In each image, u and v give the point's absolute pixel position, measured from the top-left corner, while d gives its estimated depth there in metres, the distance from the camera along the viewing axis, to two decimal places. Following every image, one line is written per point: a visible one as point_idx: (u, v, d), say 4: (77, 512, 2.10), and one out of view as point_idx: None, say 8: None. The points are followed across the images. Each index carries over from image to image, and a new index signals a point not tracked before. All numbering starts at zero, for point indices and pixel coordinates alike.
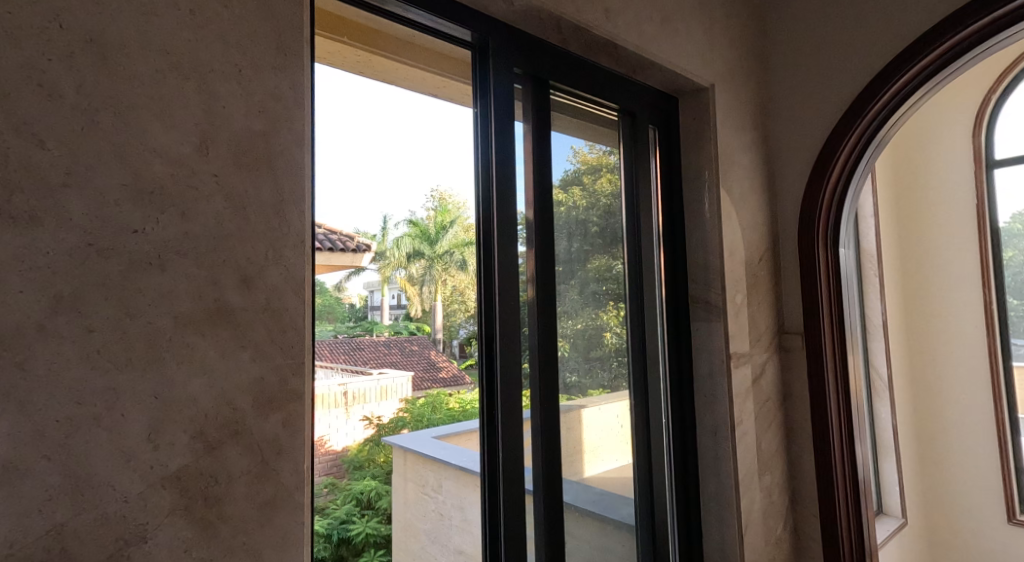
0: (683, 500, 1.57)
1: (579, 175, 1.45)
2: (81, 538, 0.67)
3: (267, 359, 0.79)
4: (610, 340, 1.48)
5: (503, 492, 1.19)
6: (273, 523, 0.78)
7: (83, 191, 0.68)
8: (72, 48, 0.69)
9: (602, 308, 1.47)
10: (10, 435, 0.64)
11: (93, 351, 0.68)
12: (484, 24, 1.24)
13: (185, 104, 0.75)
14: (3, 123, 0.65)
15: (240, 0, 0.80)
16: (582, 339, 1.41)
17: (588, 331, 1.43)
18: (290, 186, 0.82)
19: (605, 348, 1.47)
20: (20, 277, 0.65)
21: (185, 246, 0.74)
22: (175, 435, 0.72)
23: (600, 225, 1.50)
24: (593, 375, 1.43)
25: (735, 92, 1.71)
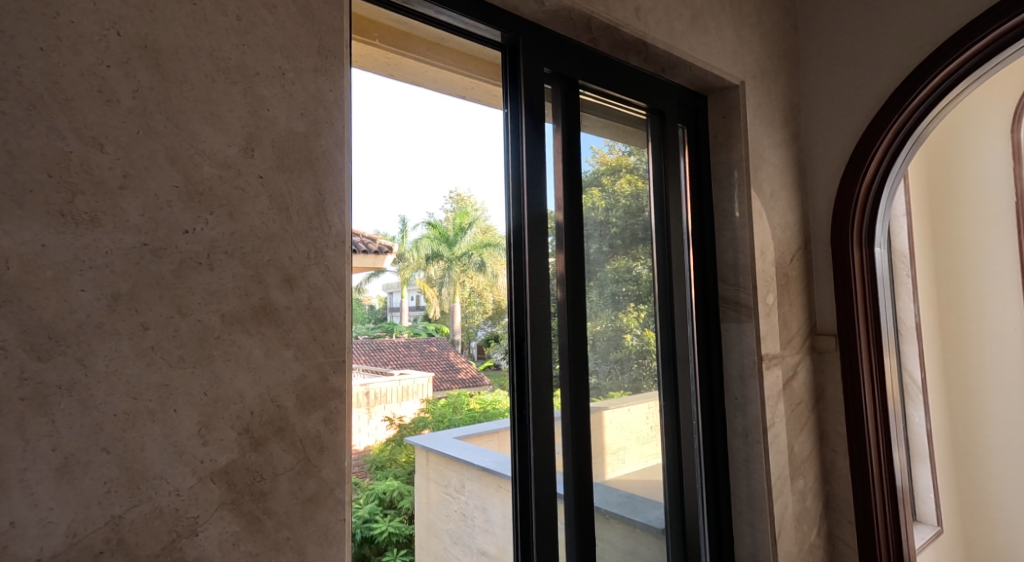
0: (713, 501, 1.56)
1: (598, 176, 1.44)
2: (137, 530, 0.69)
3: (310, 357, 0.80)
4: (630, 342, 1.46)
5: (533, 493, 1.19)
6: (315, 520, 0.80)
7: (139, 193, 0.70)
8: (129, 55, 0.71)
9: (622, 310, 1.45)
10: (72, 429, 0.66)
11: (148, 348, 0.70)
12: (514, 24, 1.24)
13: (232, 107, 0.77)
14: (65, 126, 0.67)
15: (284, 5, 0.82)
16: (602, 340, 1.40)
17: (608, 333, 1.42)
18: (331, 187, 0.83)
19: (626, 350, 1.45)
20: (82, 277, 0.67)
21: (231, 246, 0.75)
22: (223, 432, 0.74)
23: (619, 226, 1.47)
24: (614, 377, 1.41)
25: (766, 89, 1.69)
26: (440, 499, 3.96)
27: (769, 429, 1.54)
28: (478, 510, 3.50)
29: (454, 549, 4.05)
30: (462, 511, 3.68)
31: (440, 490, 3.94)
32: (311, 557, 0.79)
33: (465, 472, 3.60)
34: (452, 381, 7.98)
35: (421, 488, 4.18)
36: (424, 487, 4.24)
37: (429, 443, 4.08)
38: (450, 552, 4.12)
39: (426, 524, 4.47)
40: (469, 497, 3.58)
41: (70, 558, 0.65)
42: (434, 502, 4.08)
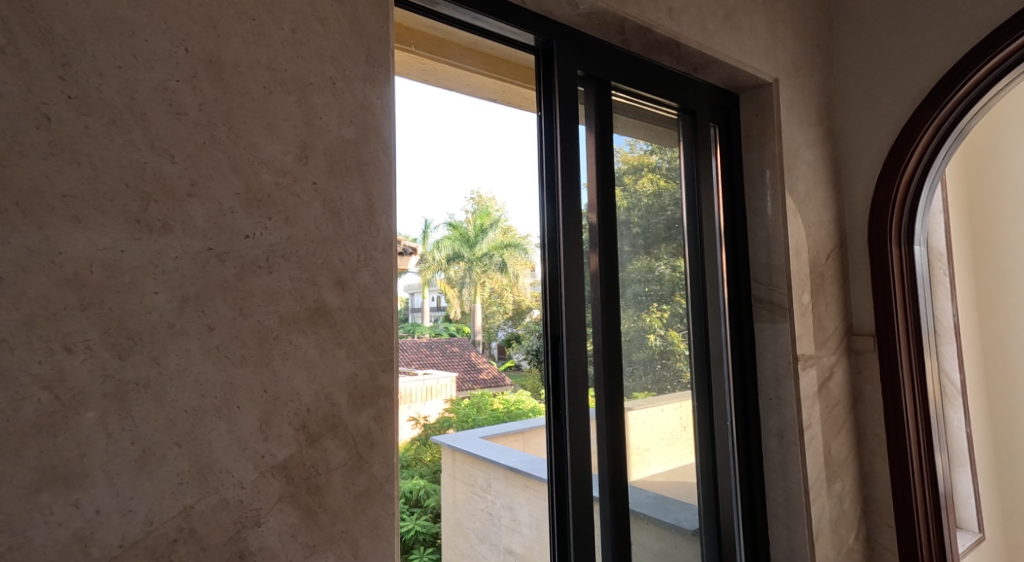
0: (748, 500, 1.55)
1: (620, 175, 1.41)
2: (206, 520, 0.72)
3: (360, 357, 0.83)
4: (655, 342, 1.44)
5: (571, 493, 1.20)
6: (366, 514, 0.82)
7: (205, 200, 0.74)
8: (195, 70, 0.74)
9: (646, 311, 1.43)
10: (148, 423, 0.69)
11: (214, 348, 0.73)
12: (549, 28, 1.26)
13: (288, 116, 0.80)
14: (140, 138, 0.71)
15: (334, 17, 0.85)
16: (626, 341, 1.38)
17: (632, 333, 1.40)
18: (379, 192, 0.86)
19: (651, 350, 1.43)
20: (155, 280, 0.71)
21: (288, 250, 0.79)
22: (282, 428, 0.77)
23: (642, 224, 1.45)
24: (637, 378, 1.39)
25: (801, 86, 1.68)
26: (467, 498, 4.02)
27: (806, 430, 1.53)
28: (507, 509, 3.53)
29: (481, 547, 4.11)
30: (489, 510, 3.72)
31: (467, 489, 4.00)
32: (363, 550, 0.82)
33: (492, 472, 3.61)
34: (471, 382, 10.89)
35: (448, 487, 4.25)
36: (452, 486, 4.31)
37: (455, 442, 4.14)
38: (477, 550, 4.18)
39: (453, 524, 4.57)
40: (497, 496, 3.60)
41: (146, 547, 0.69)
42: (461, 501, 4.14)
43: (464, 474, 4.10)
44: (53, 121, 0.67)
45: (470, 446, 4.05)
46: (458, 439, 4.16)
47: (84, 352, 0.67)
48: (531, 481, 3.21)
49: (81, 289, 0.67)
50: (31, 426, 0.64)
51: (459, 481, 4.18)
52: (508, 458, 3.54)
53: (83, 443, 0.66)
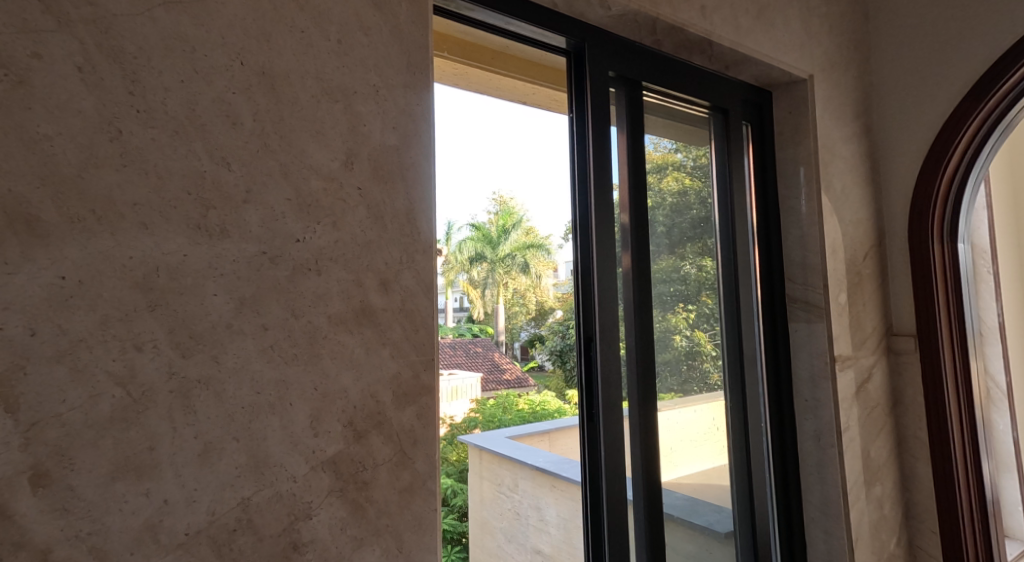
0: (784, 500, 1.54)
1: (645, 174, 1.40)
2: (263, 511, 0.75)
3: (404, 356, 0.86)
4: (680, 343, 1.43)
5: (605, 493, 1.21)
6: (410, 509, 0.85)
7: (260, 206, 0.77)
8: (249, 82, 0.78)
9: (671, 311, 1.42)
10: (209, 418, 0.73)
11: (268, 347, 0.77)
12: (580, 30, 1.28)
13: (334, 123, 0.83)
14: (200, 148, 0.74)
15: (377, 27, 0.88)
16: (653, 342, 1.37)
17: (658, 333, 1.39)
18: (420, 195, 0.89)
19: (676, 351, 1.42)
20: (215, 283, 0.74)
21: (336, 253, 0.82)
22: (331, 424, 0.80)
23: (665, 224, 1.44)
24: (663, 379, 1.38)
25: (837, 83, 1.66)
26: (494, 497, 4.05)
27: (844, 431, 1.52)
28: (533, 509, 3.55)
29: (508, 547, 4.13)
30: (516, 510, 3.73)
31: (494, 488, 4.03)
32: (408, 543, 0.85)
33: (518, 471, 3.62)
34: (496, 381, 12.35)
35: (475, 487, 4.28)
36: (479, 485, 4.34)
37: (481, 442, 4.16)
38: (504, 550, 4.20)
39: (481, 524, 4.62)
40: (523, 496, 3.64)
41: (208, 535, 0.72)
42: (488, 500, 4.18)
43: (489, 473, 4.16)
44: (124, 134, 0.71)
45: (495, 445, 4.10)
46: (484, 439, 4.19)
47: (152, 351, 0.70)
48: (559, 481, 3.22)
49: (149, 291, 0.71)
50: (106, 420, 0.68)
51: (486, 480, 4.21)
52: (535, 459, 3.56)
53: (151, 437, 0.70)
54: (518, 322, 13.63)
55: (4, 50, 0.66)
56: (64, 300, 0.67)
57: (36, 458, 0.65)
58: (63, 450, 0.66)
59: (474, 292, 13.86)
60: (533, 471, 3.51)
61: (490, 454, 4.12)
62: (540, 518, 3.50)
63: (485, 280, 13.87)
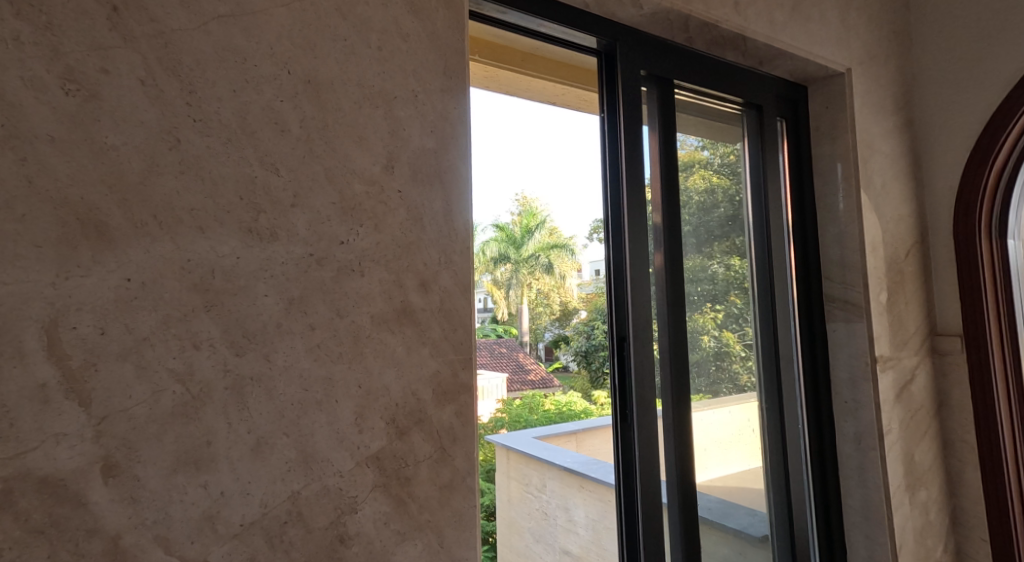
0: (823, 501, 1.52)
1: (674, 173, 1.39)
2: (311, 505, 0.78)
3: (443, 355, 0.88)
4: (708, 344, 1.41)
5: (639, 493, 1.21)
6: (450, 505, 0.87)
7: (307, 209, 0.80)
8: (296, 90, 0.81)
9: (699, 312, 1.40)
10: (262, 414, 0.76)
11: (315, 346, 0.79)
12: (612, 30, 1.28)
13: (375, 128, 0.86)
14: (251, 154, 0.77)
15: (415, 33, 0.90)
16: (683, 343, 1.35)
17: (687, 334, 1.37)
18: (458, 197, 0.91)
19: (704, 351, 1.40)
20: (266, 284, 0.77)
21: (378, 255, 0.84)
22: (374, 421, 0.83)
23: (692, 222, 1.42)
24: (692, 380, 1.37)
25: (876, 78, 1.63)
26: (522, 497, 4.07)
27: (885, 432, 1.49)
28: (560, 509, 3.56)
29: (537, 547, 4.14)
30: (544, 510, 3.74)
31: (522, 489, 4.05)
32: (448, 539, 0.86)
33: (546, 472, 3.63)
34: (522, 380, 12.28)
35: (503, 487, 4.29)
36: (507, 485, 4.36)
37: (509, 442, 4.18)
38: (533, 550, 4.22)
39: (509, 523, 4.65)
40: (550, 495, 3.65)
41: (261, 527, 0.75)
42: (516, 500, 4.21)
43: (517, 473, 4.18)
44: (182, 142, 0.74)
45: (521, 444, 4.12)
46: (512, 439, 4.21)
47: (208, 349, 0.73)
48: (587, 481, 3.23)
49: (205, 292, 0.74)
50: (168, 415, 0.71)
51: (514, 480, 4.23)
52: (563, 459, 3.56)
53: (209, 432, 0.73)
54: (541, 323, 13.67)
55: (76, 66, 0.70)
56: (129, 301, 0.70)
57: (105, 450, 0.68)
58: (129, 443, 0.69)
59: (502, 293, 13.98)
60: (562, 471, 3.53)
61: (517, 454, 4.14)
62: (568, 518, 3.50)
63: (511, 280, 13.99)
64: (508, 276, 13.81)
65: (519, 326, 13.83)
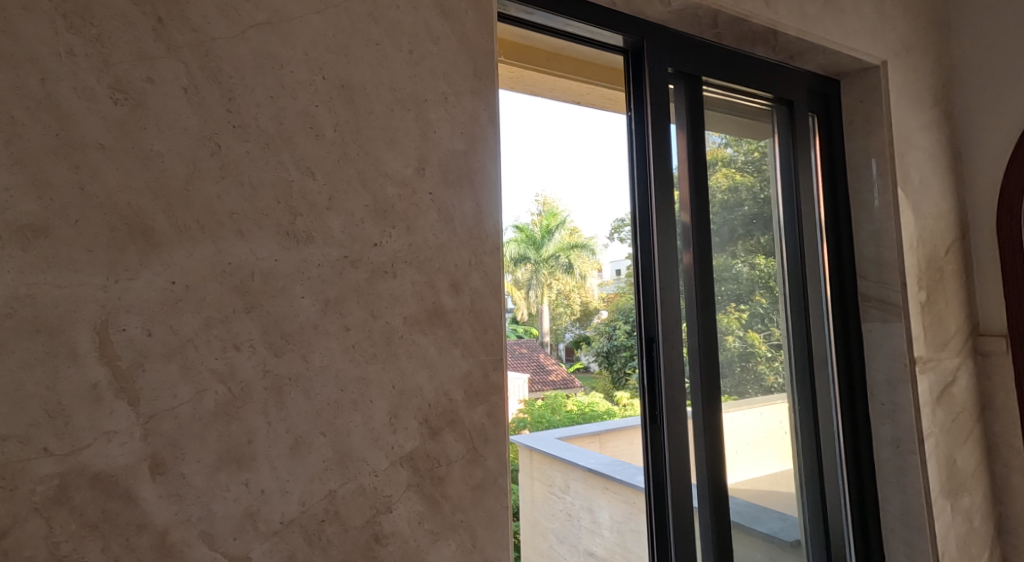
0: (859, 503, 1.49)
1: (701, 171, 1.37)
2: (348, 503, 0.79)
3: (474, 355, 0.89)
4: (733, 344, 1.39)
5: (670, 495, 1.20)
6: (483, 506, 0.87)
7: (341, 213, 0.81)
8: (330, 95, 0.82)
9: (723, 312, 1.38)
10: (300, 414, 0.77)
11: (350, 347, 0.81)
12: (639, 27, 1.27)
13: (406, 131, 0.87)
14: (289, 159, 0.79)
15: (445, 35, 0.91)
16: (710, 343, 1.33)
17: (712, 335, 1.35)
18: (487, 198, 0.91)
19: (729, 352, 1.38)
20: (303, 286, 0.78)
21: (410, 257, 0.85)
22: (408, 421, 0.83)
23: (716, 220, 1.39)
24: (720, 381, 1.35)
25: (913, 71, 1.60)
26: (545, 498, 4.06)
27: (925, 434, 1.46)
28: (584, 511, 3.54)
29: (560, 548, 4.12)
30: (569, 511, 3.73)
31: (545, 489, 4.04)
32: (481, 539, 0.87)
33: (570, 473, 3.61)
34: (542, 381, 12.22)
35: (525, 487, 4.28)
36: (530, 485, 4.36)
37: (532, 442, 4.17)
38: (556, 550, 4.20)
39: (531, 524, 4.64)
40: (575, 497, 3.63)
41: (300, 524, 0.76)
42: (539, 500, 4.20)
43: (539, 473, 4.18)
44: (223, 148, 0.76)
45: (543, 444, 4.12)
46: (535, 439, 4.21)
47: (248, 350, 0.75)
48: (612, 483, 3.24)
49: (245, 294, 0.75)
50: (210, 414, 0.73)
51: (537, 480, 4.22)
52: (585, 459, 3.57)
53: (250, 431, 0.75)
54: (562, 323, 13.43)
55: (123, 76, 0.72)
56: (174, 304, 0.72)
57: (152, 447, 0.70)
58: (175, 441, 0.71)
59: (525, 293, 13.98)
60: (587, 472, 3.52)
61: (539, 455, 4.14)
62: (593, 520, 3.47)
63: (531, 280, 13.99)
64: (531, 277, 13.96)
65: (541, 326, 13.80)
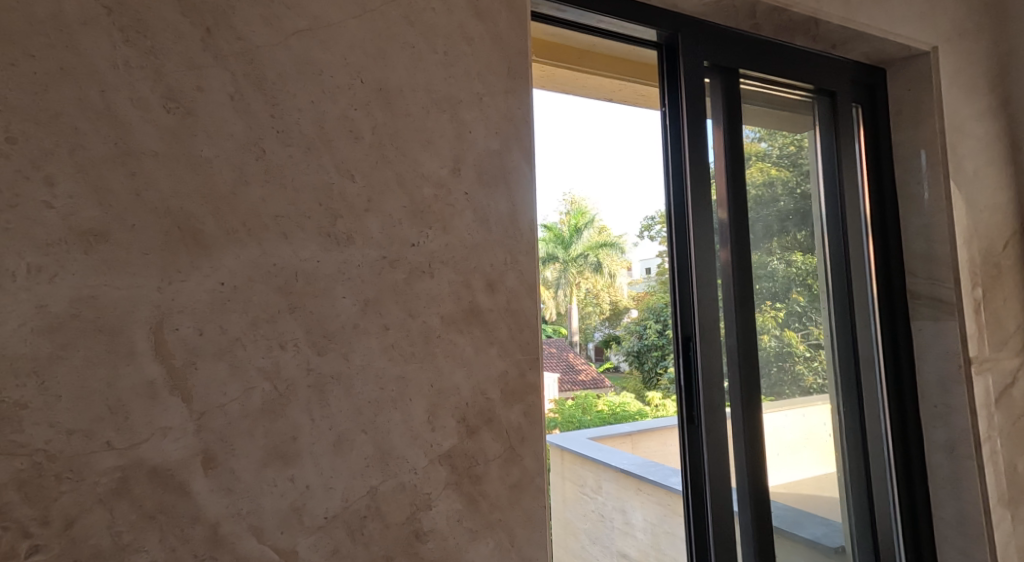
0: (909, 507, 1.45)
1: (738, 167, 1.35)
2: (389, 501, 0.80)
3: (510, 355, 0.89)
4: (769, 343, 1.37)
5: (709, 496, 1.19)
6: (520, 505, 0.88)
7: (380, 214, 0.83)
8: (368, 98, 0.84)
9: (759, 310, 1.36)
10: (341, 412, 0.79)
11: (389, 346, 0.82)
12: (674, 21, 1.27)
13: (442, 132, 0.88)
14: (330, 162, 0.81)
15: (479, 36, 0.91)
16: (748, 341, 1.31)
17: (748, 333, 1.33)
18: (522, 197, 0.92)
19: (765, 352, 1.36)
20: (344, 286, 0.80)
21: (447, 256, 0.86)
22: (446, 419, 0.85)
23: (752, 217, 1.38)
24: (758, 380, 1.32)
25: (963, 57, 1.54)
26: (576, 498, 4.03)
27: (982, 438, 1.41)
28: (619, 512, 3.50)
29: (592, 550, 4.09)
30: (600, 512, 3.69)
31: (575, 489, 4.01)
32: (519, 538, 0.87)
33: (601, 473, 3.62)
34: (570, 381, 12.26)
35: (556, 487, 4.26)
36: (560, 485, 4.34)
37: (563, 442, 4.16)
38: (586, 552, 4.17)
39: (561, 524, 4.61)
40: (609, 497, 3.58)
41: (343, 520, 0.78)
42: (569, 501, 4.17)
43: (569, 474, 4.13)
44: (267, 153, 0.78)
45: (574, 444, 4.09)
46: (565, 439, 4.20)
47: (292, 349, 0.77)
48: (644, 485, 3.26)
49: (289, 295, 0.77)
50: (257, 412, 0.75)
51: (567, 481, 4.20)
52: (618, 460, 3.59)
53: (295, 428, 0.76)
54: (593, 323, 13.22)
55: (174, 85, 0.74)
56: (223, 304, 0.74)
57: (205, 443, 0.72)
58: (225, 437, 0.73)
59: None
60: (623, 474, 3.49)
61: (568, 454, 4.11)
62: (628, 523, 3.44)
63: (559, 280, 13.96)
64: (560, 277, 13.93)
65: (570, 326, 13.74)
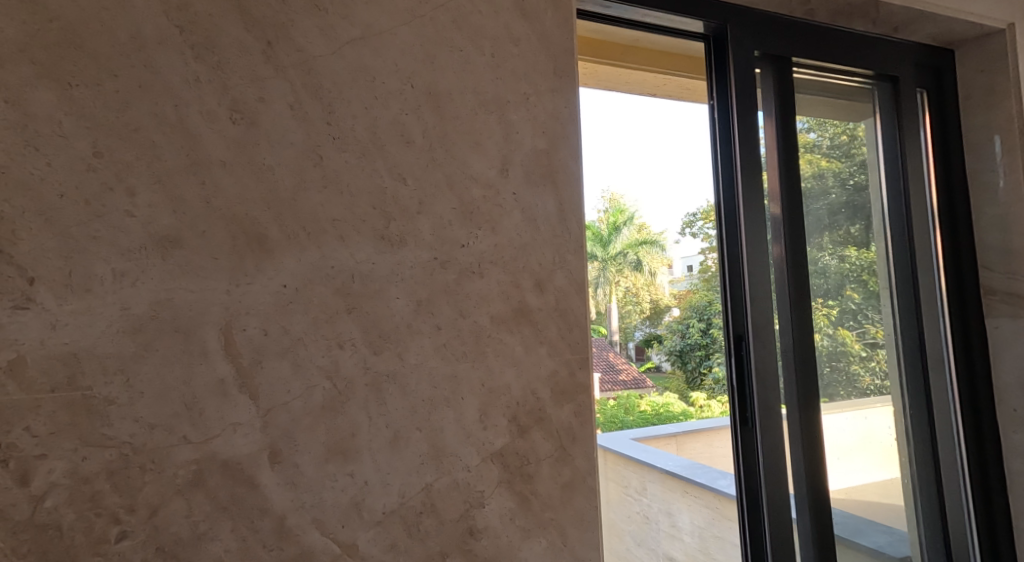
0: (985, 511, 1.39)
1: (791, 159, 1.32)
2: (443, 498, 0.82)
3: (559, 354, 0.90)
4: (822, 342, 1.33)
5: (766, 498, 1.17)
6: (572, 504, 0.88)
7: (431, 216, 0.84)
8: (419, 101, 0.85)
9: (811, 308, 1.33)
10: (396, 410, 0.81)
11: (442, 345, 0.84)
12: (723, 12, 1.25)
13: (490, 134, 0.89)
14: (383, 165, 0.83)
15: (525, 36, 0.92)
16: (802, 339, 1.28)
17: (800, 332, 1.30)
18: (570, 196, 0.92)
19: (818, 351, 1.32)
20: (398, 288, 0.82)
21: (497, 257, 0.87)
22: (497, 418, 0.86)
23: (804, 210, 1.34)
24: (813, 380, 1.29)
25: None
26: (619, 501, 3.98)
27: None
28: (664, 515, 3.49)
29: None
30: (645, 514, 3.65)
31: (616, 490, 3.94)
32: (571, 538, 0.87)
33: (646, 475, 3.60)
34: None
35: None
36: None
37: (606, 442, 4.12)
38: None
39: None
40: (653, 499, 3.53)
41: (400, 515, 0.80)
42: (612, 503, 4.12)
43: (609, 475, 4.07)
44: (324, 159, 0.80)
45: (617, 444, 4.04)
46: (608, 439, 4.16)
47: (350, 348, 0.79)
48: (690, 486, 3.24)
49: (347, 295, 0.80)
50: (318, 410, 0.77)
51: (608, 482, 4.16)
52: (664, 460, 3.54)
53: (353, 425, 0.79)
54: None
55: (238, 95, 0.77)
56: (286, 305, 0.77)
57: (271, 438, 0.75)
58: (289, 433, 0.76)
59: None
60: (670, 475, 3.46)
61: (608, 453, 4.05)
62: (676, 525, 3.39)
63: None
64: None
65: None
